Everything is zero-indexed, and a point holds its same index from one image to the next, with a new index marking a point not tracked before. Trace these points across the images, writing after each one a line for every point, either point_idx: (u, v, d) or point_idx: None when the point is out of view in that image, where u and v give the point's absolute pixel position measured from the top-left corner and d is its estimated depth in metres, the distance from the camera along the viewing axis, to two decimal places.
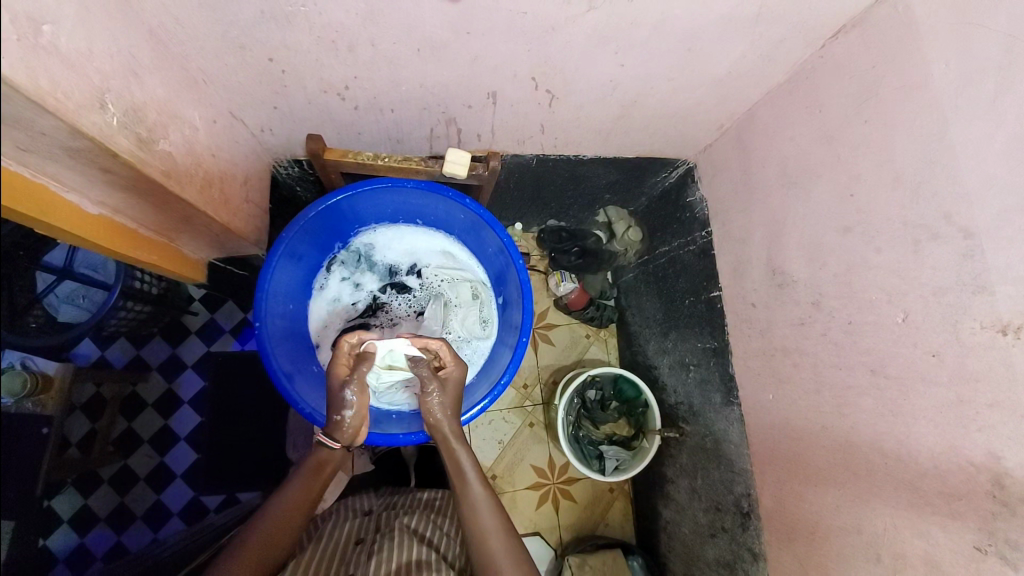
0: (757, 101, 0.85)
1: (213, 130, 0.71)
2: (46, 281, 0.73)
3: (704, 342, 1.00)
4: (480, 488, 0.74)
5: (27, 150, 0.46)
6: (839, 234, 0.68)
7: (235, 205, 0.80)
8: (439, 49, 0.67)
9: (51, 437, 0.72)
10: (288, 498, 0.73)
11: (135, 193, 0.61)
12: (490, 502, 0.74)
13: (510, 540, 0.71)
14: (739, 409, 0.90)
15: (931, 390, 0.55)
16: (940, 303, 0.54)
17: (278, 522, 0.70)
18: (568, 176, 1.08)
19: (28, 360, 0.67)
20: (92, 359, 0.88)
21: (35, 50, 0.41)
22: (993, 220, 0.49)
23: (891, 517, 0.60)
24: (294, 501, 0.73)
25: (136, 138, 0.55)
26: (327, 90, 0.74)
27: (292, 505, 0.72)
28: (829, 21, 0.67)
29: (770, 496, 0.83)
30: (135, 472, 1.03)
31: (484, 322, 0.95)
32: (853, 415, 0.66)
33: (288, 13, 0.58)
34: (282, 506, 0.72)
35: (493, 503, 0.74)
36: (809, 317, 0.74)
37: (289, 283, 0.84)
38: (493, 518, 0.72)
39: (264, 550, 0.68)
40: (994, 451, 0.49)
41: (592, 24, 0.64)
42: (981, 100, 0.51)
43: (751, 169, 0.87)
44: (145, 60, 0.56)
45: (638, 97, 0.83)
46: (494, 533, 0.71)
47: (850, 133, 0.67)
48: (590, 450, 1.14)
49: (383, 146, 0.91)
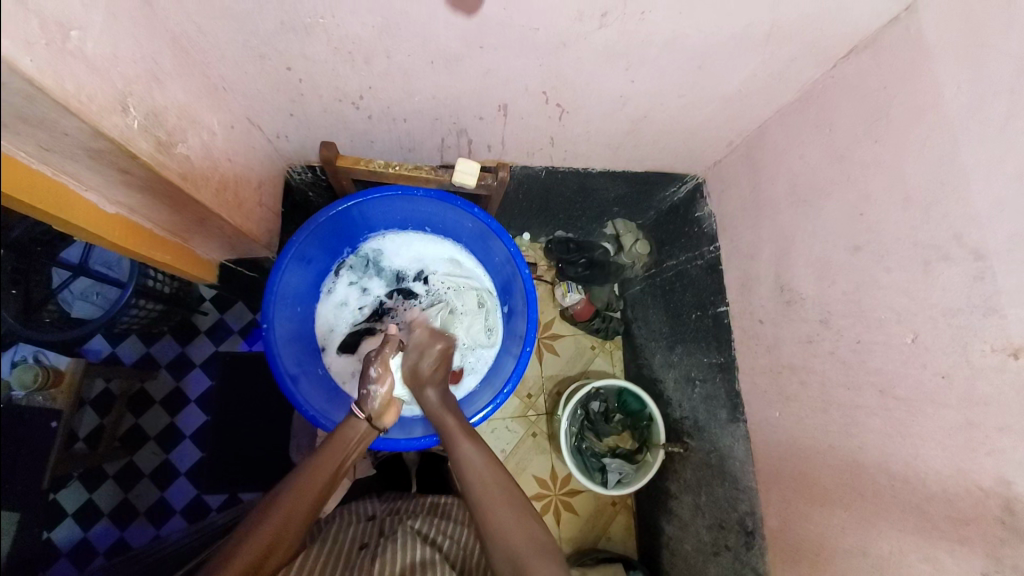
0: (767, 119, 0.86)
1: (230, 135, 0.73)
2: (62, 277, 0.76)
3: (711, 358, 0.99)
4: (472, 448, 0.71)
5: (50, 149, 0.48)
6: (848, 253, 0.67)
7: (249, 208, 0.82)
8: (451, 62, 0.68)
9: (61, 430, 0.73)
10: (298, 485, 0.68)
11: (151, 195, 0.62)
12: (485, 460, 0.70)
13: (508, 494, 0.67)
14: (745, 426, 0.89)
15: (941, 412, 0.55)
16: (951, 324, 0.54)
17: (283, 512, 0.65)
18: (578, 188, 1.08)
19: (39, 354, 0.69)
20: (103, 355, 0.95)
21: (62, 55, 0.43)
22: (1005, 242, 0.49)
23: (898, 541, 0.59)
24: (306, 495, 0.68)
25: (155, 141, 0.56)
26: (342, 99, 0.75)
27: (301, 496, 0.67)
28: (839, 42, 0.68)
29: (775, 516, 0.81)
30: (140, 468, 1.06)
31: (489, 330, 0.96)
32: (861, 435, 0.65)
33: (307, 25, 0.60)
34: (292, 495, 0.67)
35: (488, 461, 0.70)
36: (817, 335, 0.73)
37: (297, 286, 0.85)
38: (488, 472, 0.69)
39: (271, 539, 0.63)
40: (1005, 477, 0.48)
41: (603, 40, 0.65)
42: (994, 122, 0.51)
43: (761, 186, 0.87)
44: (167, 66, 0.58)
45: (647, 112, 0.83)
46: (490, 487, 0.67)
47: (860, 151, 0.67)
48: (593, 462, 1.13)
49: (395, 154, 0.92)
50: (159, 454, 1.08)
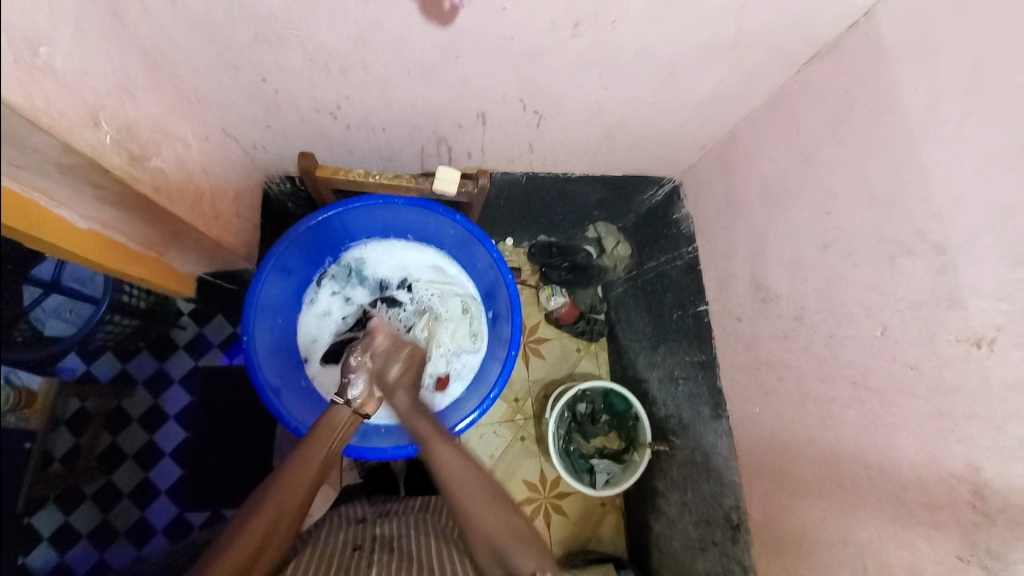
0: (737, 123, 0.88)
1: (205, 147, 0.72)
2: (33, 294, 0.72)
3: (693, 356, 1.01)
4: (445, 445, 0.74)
5: (20, 166, 0.47)
6: (818, 251, 0.70)
7: (226, 220, 0.81)
8: (429, 71, 0.68)
9: (33, 453, 0.71)
10: (293, 478, 0.67)
11: (125, 208, 0.61)
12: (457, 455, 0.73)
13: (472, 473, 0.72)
14: (728, 421, 0.91)
15: (911, 402, 0.57)
16: (918, 317, 0.56)
17: (280, 504, 0.65)
18: (557, 193, 1.10)
19: (12, 375, 0.66)
20: (76, 374, 0.87)
21: (31, 70, 0.42)
22: (965, 237, 0.51)
23: (877, 529, 0.61)
24: (301, 484, 0.68)
25: (129, 155, 0.55)
26: (320, 110, 0.75)
27: (297, 486, 0.67)
28: (802, 49, 0.70)
29: (758, 509, 0.83)
30: (120, 488, 1.01)
31: (473, 336, 0.97)
32: (837, 428, 0.67)
33: (282, 37, 0.60)
34: (288, 487, 0.67)
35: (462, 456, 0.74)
36: (792, 331, 0.75)
37: (278, 297, 0.84)
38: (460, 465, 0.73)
39: (268, 531, 0.63)
40: (974, 462, 0.50)
41: (577, 49, 0.66)
42: (950, 121, 0.53)
43: (733, 188, 0.89)
44: (139, 79, 0.57)
45: (623, 118, 0.85)
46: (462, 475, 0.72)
47: (825, 153, 0.69)
48: (581, 463, 1.15)
49: (374, 163, 0.92)
50: (138, 473, 1.04)
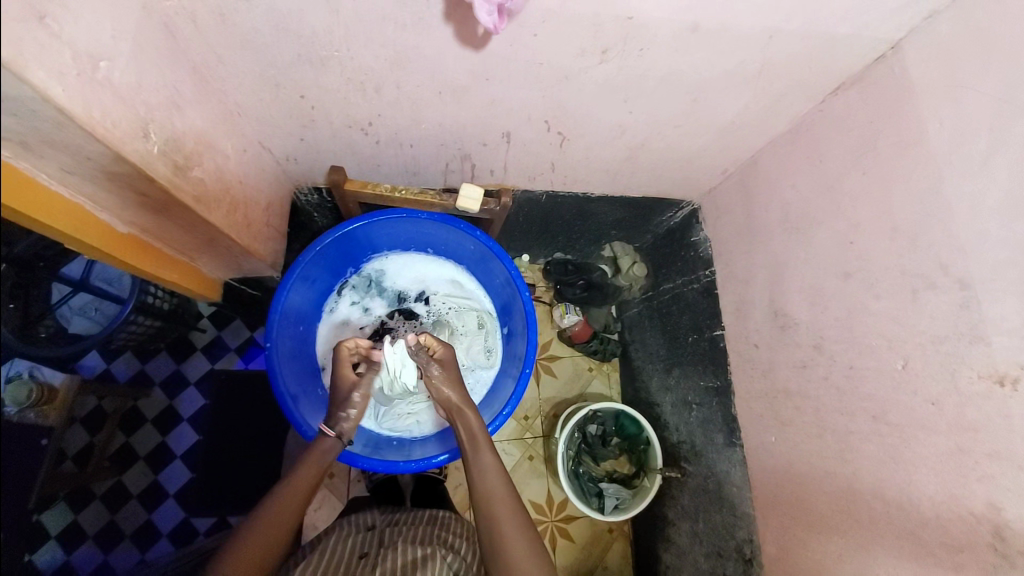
0: (760, 149, 0.89)
1: (242, 158, 0.74)
2: (61, 293, 0.76)
3: (708, 381, 1.00)
4: (498, 482, 0.68)
5: (70, 172, 0.50)
6: (839, 280, 0.69)
7: (257, 229, 0.83)
8: (459, 93, 0.71)
9: (52, 447, 0.71)
10: (302, 469, 0.68)
11: (162, 215, 0.64)
12: (504, 496, 0.67)
13: (522, 526, 0.66)
14: (742, 450, 0.90)
15: (933, 438, 0.56)
16: (939, 351, 0.55)
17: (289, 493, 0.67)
18: (577, 213, 1.11)
19: (34, 370, 0.67)
20: (96, 372, 0.90)
21: (91, 84, 0.45)
22: (987, 272, 0.51)
23: (894, 567, 0.59)
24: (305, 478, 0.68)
25: (172, 165, 0.58)
26: (352, 125, 0.78)
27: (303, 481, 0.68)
28: (827, 80, 0.72)
29: (772, 543, 0.81)
30: (128, 489, 1.03)
31: (488, 352, 0.97)
32: (856, 461, 0.65)
33: (323, 57, 0.63)
34: (295, 480, 0.67)
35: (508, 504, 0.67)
36: (811, 360, 0.75)
37: (301, 304, 0.86)
38: (513, 527, 0.65)
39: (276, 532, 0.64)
40: (995, 502, 0.49)
41: (604, 75, 0.68)
42: (975, 159, 0.53)
43: (753, 212, 0.89)
44: (187, 93, 0.60)
45: (645, 141, 0.86)
46: (513, 541, 0.64)
47: (849, 183, 0.69)
48: (590, 487, 1.13)
49: (400, 178, 0.94)
50: (148, 475, 1.06)
